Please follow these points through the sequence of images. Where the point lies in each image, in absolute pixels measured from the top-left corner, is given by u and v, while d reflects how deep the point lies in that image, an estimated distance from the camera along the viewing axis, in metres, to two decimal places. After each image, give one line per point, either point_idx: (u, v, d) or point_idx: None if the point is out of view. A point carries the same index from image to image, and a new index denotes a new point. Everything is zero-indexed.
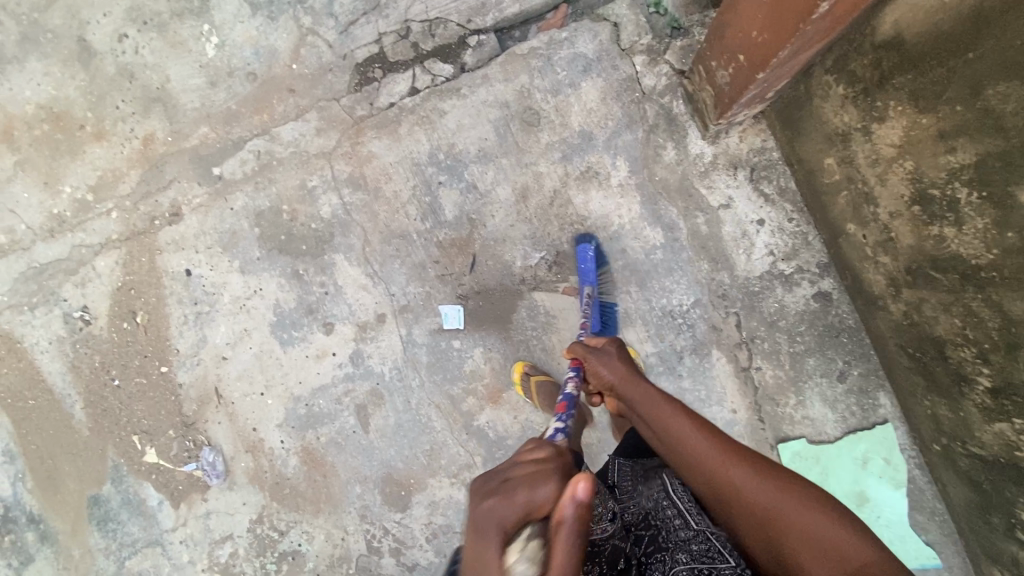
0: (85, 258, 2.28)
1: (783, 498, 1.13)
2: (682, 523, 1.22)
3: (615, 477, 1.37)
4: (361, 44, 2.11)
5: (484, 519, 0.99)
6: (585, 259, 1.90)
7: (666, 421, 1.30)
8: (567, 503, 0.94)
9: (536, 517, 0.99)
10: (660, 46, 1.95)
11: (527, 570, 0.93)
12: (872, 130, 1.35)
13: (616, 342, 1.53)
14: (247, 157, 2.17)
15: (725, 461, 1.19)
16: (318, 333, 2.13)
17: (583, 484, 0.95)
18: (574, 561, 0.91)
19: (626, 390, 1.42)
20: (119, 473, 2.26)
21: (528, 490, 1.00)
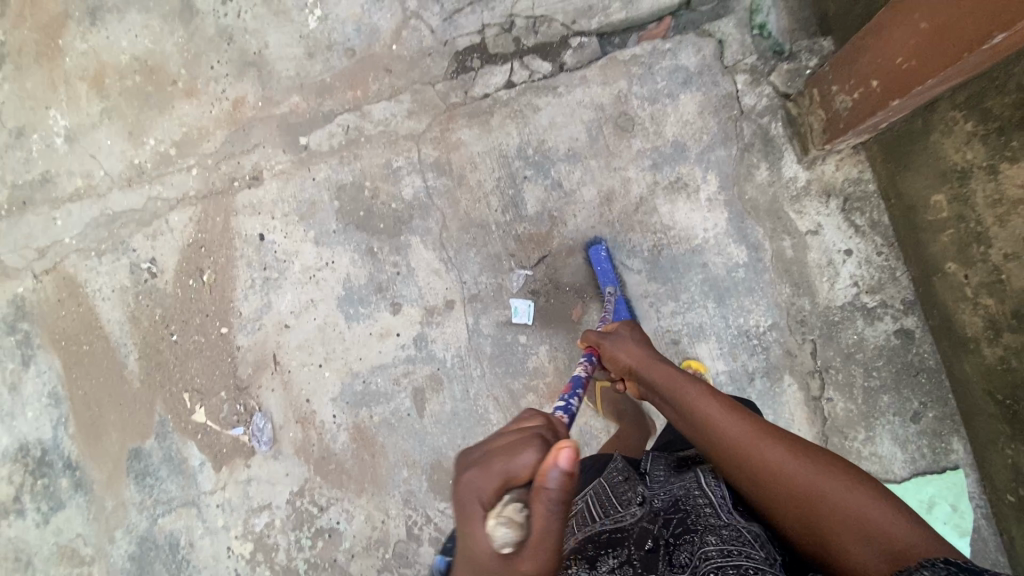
0: (159, 211, 2.29)
1: (811, 471, 1.08)
2: (713, 507, 1.11)
3: (649, 465, 1.31)
4: (463, 33, 2.13)
5: (463, 493, 0.78)
6: (598, 260, 1.97)
7: (686, 393, 1.29)
8: (548, 471, 0.74)
9: (517, 483, 0.78)
10: (765, 67, 1.95)
11: (509, 535, 0.74)
12: (1000, 169, 1.35)
13: (629, 325, 1.56)
14: (336, 130, 2.18)
15: (749, 433, 1.15)
16: (385, 312, 2.12)
17: (568, 451, 0.76)
18: (559, 530, 0.74)
19: (647, 369, 1.41)
20: (164, 429, 2.25)
21: (508, 432, 0.96)
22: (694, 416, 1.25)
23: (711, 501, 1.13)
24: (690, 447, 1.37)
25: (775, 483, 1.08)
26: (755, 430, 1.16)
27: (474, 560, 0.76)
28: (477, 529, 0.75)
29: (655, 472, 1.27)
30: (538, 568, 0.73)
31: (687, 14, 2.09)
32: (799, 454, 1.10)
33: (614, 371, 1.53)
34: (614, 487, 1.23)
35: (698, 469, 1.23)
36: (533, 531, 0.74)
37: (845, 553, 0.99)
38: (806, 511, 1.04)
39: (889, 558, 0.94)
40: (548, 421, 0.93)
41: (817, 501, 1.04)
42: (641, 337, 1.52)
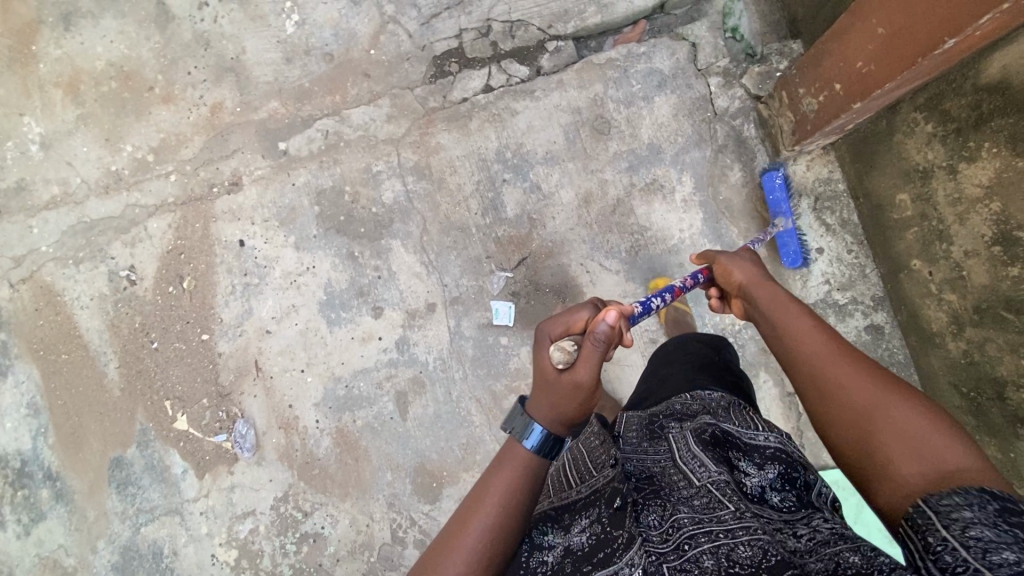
0: (137, 218, 2.28)
1: (879, 393, 0.99)
2: (685, 478, 1.02)
3: (622, 429, 1.31)
4: (441, 38, 2.14)
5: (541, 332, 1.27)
6: (772, 188, 1.87)
7: (783, 313, 1.20)
8: (601, 320, 1.19)
9: (576, 332, 1.27)
10: (737, 70, 1.98)
11: (562, 356, 1.20)
12: (959, 169, 1.38)
13: (753, 251, 1.44)
14: (315, 135, 2.19)
15: (830, 352, 1.08)
16: (366, 316, 2.13)
17: (613, 314, 1.19)
18: (598, 356, 1.18)
19: (755, 285, 1.31)
20: (146, 438, 2.23)
21: (569, 312, 1.28)
22: (784, 330, 1.17)
23: (684, 471, 1.04)
24: (669, 409, 1.32)
25: (835, 392, 1.03)
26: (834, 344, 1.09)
27: (542, 372, 1.22)
28: (543, 355, 1.23)
29: (629, 438, 1.25)
30: (585, 375, 1.18)
31: (662, 18, 2.12)
32: (875, 378, 1.01)
33: (723, 288, 1.46)
34: (591, 451, 1.15)
35: (670, 434, 1.17)
36: (581, 356, 1.19)
37: (888, 470, 0.91)
38: (861, 424, 0.98)
39: (935, 478, 0.86)
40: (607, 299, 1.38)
41: (876, 420, 0.97)
42: (757, 262, 1.40)
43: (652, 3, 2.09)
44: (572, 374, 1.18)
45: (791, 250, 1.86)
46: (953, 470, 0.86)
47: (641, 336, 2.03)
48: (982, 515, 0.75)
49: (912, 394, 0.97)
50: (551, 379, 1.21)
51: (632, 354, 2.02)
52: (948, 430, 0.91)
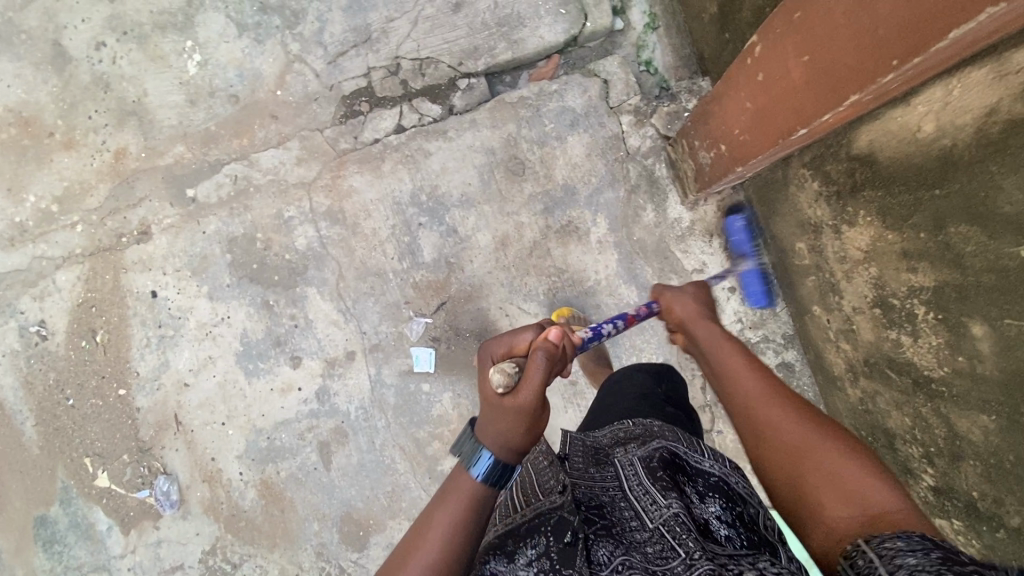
0: (45, 270, 2.19)
1: (810, 431, 1.00)
2: (637, 518, 0.96)
3: (567, 448, 1.19)
4: (349, 77, 2.07)
5: (484, 351, 1.19)
6: (733, 231, 1.85)
7: (718, 352, 1.24)
8: (542, 341, 1.12)
9: (517, 353, 1.16)
10: (647, 108, 1.96)
11: (502, 379, 1.04)
12: (842, 231, 1.37)
13: (698, 283, 1.47)
14: (223, 181, 2.11)
15: (764, 395, 1.09)
16: (285, 366, 2.10)
17: (555, 331, 1.16)
18: (543, 375, 1.05)
19: (693, 319, 1.35)
20: (67, 495, 2.19)
21: (512, 334, 1.19)
22: (721, 369, 1.20)
23: (633, 504, 1.00)
24: (611, 439, 1.26)
25: (773, 440, 1.02)
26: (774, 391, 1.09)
27: (484, 400, 1.08)
28: (485, 380, 1.09)
29: (574, 459, 1.16)
30: (530, 397, 1.03)
31: (575, 50, 2.06)
32: (805, 419, 1.02)
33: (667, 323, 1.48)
34: (539, 473, 1.10)
35: (618, 462, 1.13)
36: (525, 376, 1.05)
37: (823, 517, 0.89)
38: (798, 470, 0.97)
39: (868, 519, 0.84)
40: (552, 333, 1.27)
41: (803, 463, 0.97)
42: (706, 296, 1.43)
43: (564, 37, 2.01)
44: (515, 397, 1.03)
45: (755, 289, 1.86)
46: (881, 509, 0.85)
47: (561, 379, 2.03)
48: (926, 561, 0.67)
49: (846, 440, 0.97)
50: (489, 407, 1.07)
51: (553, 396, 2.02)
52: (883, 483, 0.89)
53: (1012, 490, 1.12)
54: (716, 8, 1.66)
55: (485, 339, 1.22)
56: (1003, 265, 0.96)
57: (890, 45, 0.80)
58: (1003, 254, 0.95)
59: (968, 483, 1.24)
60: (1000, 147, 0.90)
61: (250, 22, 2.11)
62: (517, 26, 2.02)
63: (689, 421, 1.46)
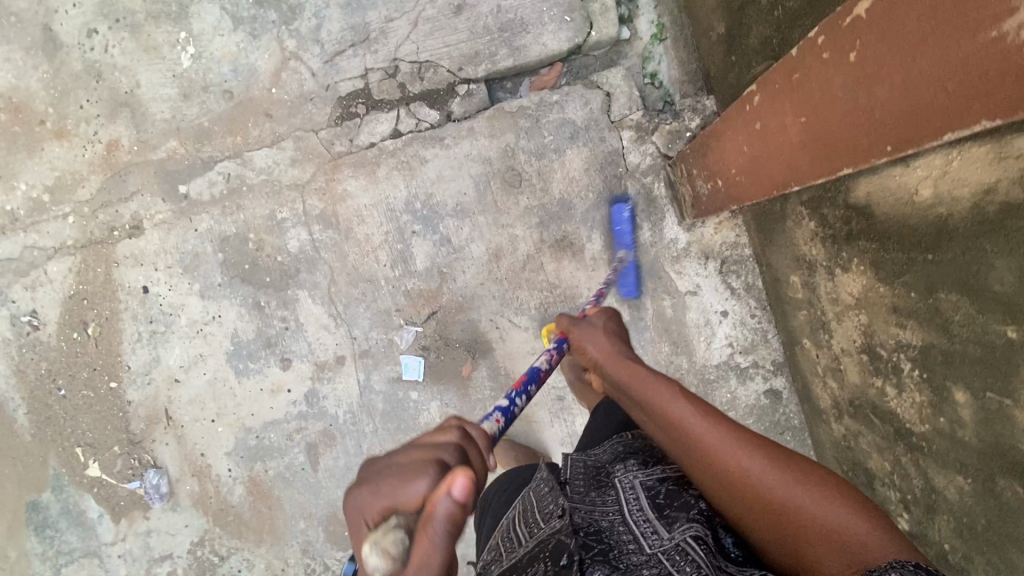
0: (36, 260, 2.19)
1: (778, 475, 0.99)
2: (635, 542, 1.01)
3: (569, 475, 1.27)
4: (346, 77, 2.02)
5: (354, 512, 0.91)
6: (619, 220, 1.91)
7: (654, 397, 1.22)
8: (439, 500, 0.81)
9: (404, 510, 0.88)
10: (649, 124, 1.91)
11: (380, 564, 0.82)
12: (836, 273, 1.35)
13: (604, 314, 1.54)
14: (217, 178, 2.09)
15: (719, 436, 1.07)
16: (275, 367, 2.10)
17: (461, 482, 0.83)
18: (441, 561, 0.81)
19: (615, 365, 1.37)
20: (60, 483, 2.23)
21: (398, 485, 0.89)
22: (660, 414, 1.19)
23: (633, 528, 1.04)
24: (611, 455, 1.32)
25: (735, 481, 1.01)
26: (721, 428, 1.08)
27: None
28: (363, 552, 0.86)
29: (576, 484, 1.22)
30: None
31: (579, 59, 2.01)
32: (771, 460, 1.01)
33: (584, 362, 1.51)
34: (541, 501, 1.18)
35: (619, 482, 1.17)
36: (413, 553, 0.82)
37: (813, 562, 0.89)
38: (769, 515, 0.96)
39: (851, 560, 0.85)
40: (456, 442, 0.98)
41: (776, 502, 0.96)
42: (613, 330, 1.49)
43: (568, 46, 1.95)
44: None
45: (629, 280, 1.91)
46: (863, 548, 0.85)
47: (549, 393, 2.04)
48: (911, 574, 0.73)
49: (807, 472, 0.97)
50: None
51: (540, 410, 2.03)
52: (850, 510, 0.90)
53: (981, 549, 1.14)
54: (724, 28, 1.60)
55: (358, 480, 0.93)
56: (989, 340, 0.95)
57: (885, 129, 0.83)
58: (990, 329, 0.94)
59: (941, 535, 1.26)
60: (994, 226, 0.88)
61: (245, 16, 2.05)
62: (519, 32, 1.95)
63: None
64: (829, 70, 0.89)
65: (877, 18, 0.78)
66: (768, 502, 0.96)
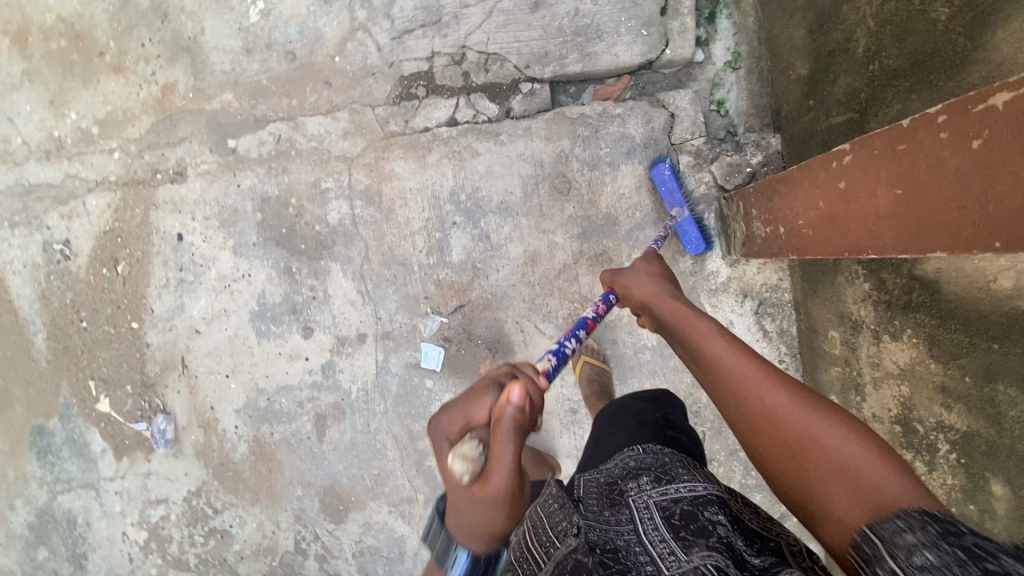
0: (76, 190, 2.20)
1: (808, 417, 0.93)
2: (653, 563, 0.97)
3: (582, 493, 1.23)
4: (411, 57, 2.00)
5: (437, 434, 1.09)
6: (661, 179, 1.85)
7: (693, 331, 1.19)
8: (504, 407, 0.97)
9: (478, 425, 1.03)
10: (709, 153, 1.89)
11: (464, 467, 1.00)
12: (882, 339, 1.33)
13: (647, 262, 1.47)
14: (267, 138, 2.08)
15: (753, 374, 1.03)
16: (296, 334, 2.11)
17: (517, 390, 0.98)
18: (513, 451, 0.97)
19: (660, 302, 1.31)
20: (68, 412, 2.26)
21: (467, 405, 1.05)
22: (695, 349, 1.16)
23: (649, 549, 1.01)
24: (624, 469, 1.27)
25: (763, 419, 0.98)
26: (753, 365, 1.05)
27: (452, 484, 1.07)
28: (448, 462, 1.04)
29: (588, 503, 1.19)
30: (500, 482, 1.01)
31: (648, 74, 1.98)
32: (800, 400, 0.96)
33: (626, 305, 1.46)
34: (549, 516, 1.14)
35: (633, 503, 1.13)
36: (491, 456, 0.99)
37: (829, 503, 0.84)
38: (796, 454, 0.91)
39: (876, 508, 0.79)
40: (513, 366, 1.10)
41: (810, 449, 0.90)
42: (658, 272, 1.43)
43: (639, 60, 1.92)
44: (484, 485, 1.01)
45: (693, 237, 1.85)
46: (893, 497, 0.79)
47: (563, 403, 2.05)
48: (924, 536, 0.69)
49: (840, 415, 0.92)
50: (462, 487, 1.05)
51: (551, 418, 2.04)
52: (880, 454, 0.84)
53: None
54: (807, 70, 1.57)
55: (441, 408, 1.11)
56: None
57: (995, 223, 0.73)
58: None
59: None
60: None
61: None
62: (593, 38, 1.92)
63: (691, 444, 1.47)
64: (927, 140, 0.81)
65: (1013, 116, 0.68)
66: (801, 448, 0.91)
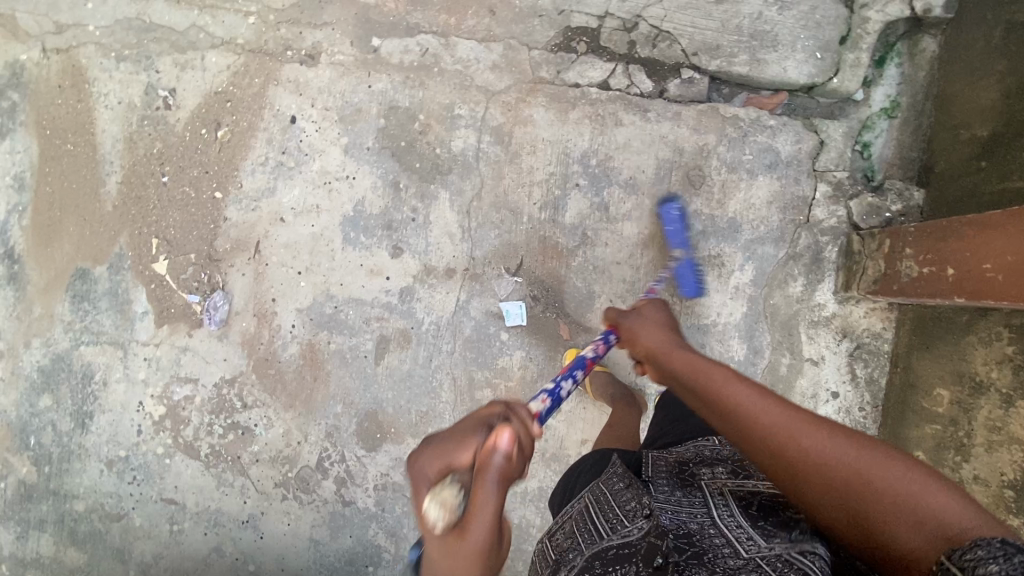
0: (198, 42, 2.10)
1: (849, 453, 0.96)
2: (730, 546, 1.02)
3: (652, 472, 1.31)
4: (583, 11, 1.96)
5: (417, 475, 0.98)
6: (607, 225, 1.89)
7: (710, 377, 1.21)
8: (493, 451, 0.93)
9: (459, 469, 0.95)
10: (849, 190, 1.89)
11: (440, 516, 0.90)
12: (1014, 404, 1.40)
13: (654, 305, 1.59)
14: (413, 48, 2.02)
15: (783, 415, 1.04)
16: (384, 251, 2.04)
17: (507, 436, 0.94)
18: (495, 505, 0.90)
19: (667, 352, 1.37)
20: (119, 264, 2.14)
21: (456, 441, 0.98)
22: (714, 393, 1.17)
23: (723, 532, 1.06)
24: (695, 453, 1.32)
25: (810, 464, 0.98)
26: (782, 404, 1.06)
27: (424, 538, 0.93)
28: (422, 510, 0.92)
29: (659, 484, 1.25)
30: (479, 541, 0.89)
31: (803, 98, 1.98)
32: (842, 439, 0.98)
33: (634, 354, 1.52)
34: (617, 494, 1.22)
35: (706, 488, 1.19)
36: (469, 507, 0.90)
37: (889, 536, 0.87)
38: (852, 491, 0.93)
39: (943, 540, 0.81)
40: (506, 406, 1.07)
41: (870, 483, 0.92)
42: (663, 320, 1.53)
43: (804, 81, 1.92)
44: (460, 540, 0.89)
45: (688, 280, 1.88)
46: (956, 526, 0.82)
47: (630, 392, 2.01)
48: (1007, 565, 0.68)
49: (856, 438, 0.98)
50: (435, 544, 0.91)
51: None
52: (935, 487, 0.87)
53: None
54: (987, 133, 1.58)
55: (423, 446, 1.02)
56: None
57: None
58: None
59: None
60: None
61: None
62: (768, 46, 1.91)
63: None
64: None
65: None
66: (854, 487, 0.93)
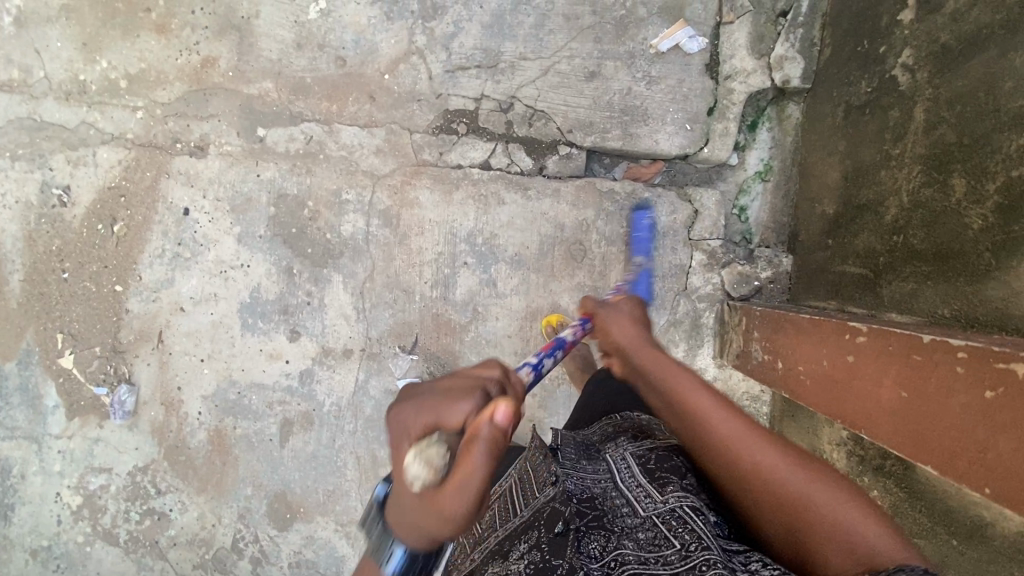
0: (89, 139, 2.12)
1: (795, 476, 0.97)
2: (629, 506, 1.05)
3: (562, 447, 1.28)
4: (460, 93, 2.00)
5: (396, 428, 0.94)
6: (639, 226, 1.93)
7: (676, 381, 1.22)
8: (483, 423, 0.84)
9: (446, 430, 0.89)
10: (723, 257, 1.95)
11: (421, 474, 0.85)
12: None
13: (630, 303, 1.55)
14: (297, 136, 2.05)
15: (735, 433, 1.05)
16: (282, 335, 2.09)
17: (503, 410, 0.85)
18: (479, 483, 0.82)
19: (639, 353, 1.36)
20: (27, 359, 2.16)
21: (445, 404, 0.91)
22: (678, 402, 1.17)
23: (626, 494, 1.07)
24: (602, 434, 1.34)
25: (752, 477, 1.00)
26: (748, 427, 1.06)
27: (401, 485, 0.91)
28: (404, 461, 0.89)
29: (568, 455, 1.24)
30: (461, 503, 0.83)
31: (681, 164, 2.01)
32: (788, 458, 1.00)
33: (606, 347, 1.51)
34: (534, 470, 1.18)
35: (611, 456, 1.20)
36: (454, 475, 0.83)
37: (821, 560, 0.88)
38: (791, 515, 0.95)
39: (861, 568, 0.83)
40: (503, 376, 1.02)
41: (805, 506, 0.94)
42: (637, 317, 1.50)
43: (677, 152, 1.96)
44: (440, 501, 0.84)
45: (643, 285, 1.85)
46: (871, 546, 0.85)
47: None
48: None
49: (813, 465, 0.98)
50: (412, 495, 0.89)
51: None
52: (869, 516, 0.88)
53: None
54: (833, 211, 1.63)
55: (408, 400, 0.96)
56: None
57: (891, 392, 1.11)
58: None
59: None
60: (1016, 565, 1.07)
61: None
62: (639, 120, 1.95)
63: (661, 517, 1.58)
64: (1000, 437, 0.88)
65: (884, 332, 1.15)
66: (794, 508, 0.94)
